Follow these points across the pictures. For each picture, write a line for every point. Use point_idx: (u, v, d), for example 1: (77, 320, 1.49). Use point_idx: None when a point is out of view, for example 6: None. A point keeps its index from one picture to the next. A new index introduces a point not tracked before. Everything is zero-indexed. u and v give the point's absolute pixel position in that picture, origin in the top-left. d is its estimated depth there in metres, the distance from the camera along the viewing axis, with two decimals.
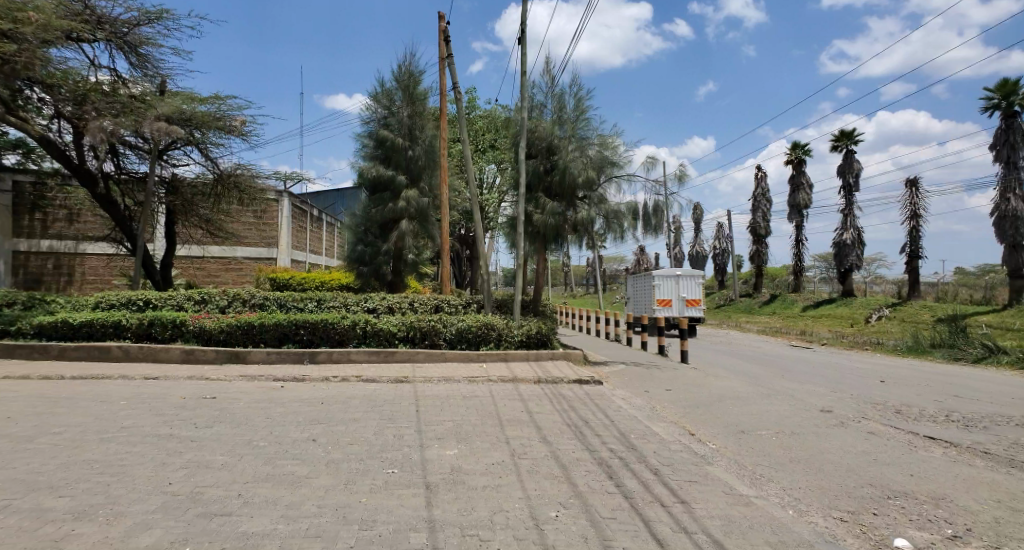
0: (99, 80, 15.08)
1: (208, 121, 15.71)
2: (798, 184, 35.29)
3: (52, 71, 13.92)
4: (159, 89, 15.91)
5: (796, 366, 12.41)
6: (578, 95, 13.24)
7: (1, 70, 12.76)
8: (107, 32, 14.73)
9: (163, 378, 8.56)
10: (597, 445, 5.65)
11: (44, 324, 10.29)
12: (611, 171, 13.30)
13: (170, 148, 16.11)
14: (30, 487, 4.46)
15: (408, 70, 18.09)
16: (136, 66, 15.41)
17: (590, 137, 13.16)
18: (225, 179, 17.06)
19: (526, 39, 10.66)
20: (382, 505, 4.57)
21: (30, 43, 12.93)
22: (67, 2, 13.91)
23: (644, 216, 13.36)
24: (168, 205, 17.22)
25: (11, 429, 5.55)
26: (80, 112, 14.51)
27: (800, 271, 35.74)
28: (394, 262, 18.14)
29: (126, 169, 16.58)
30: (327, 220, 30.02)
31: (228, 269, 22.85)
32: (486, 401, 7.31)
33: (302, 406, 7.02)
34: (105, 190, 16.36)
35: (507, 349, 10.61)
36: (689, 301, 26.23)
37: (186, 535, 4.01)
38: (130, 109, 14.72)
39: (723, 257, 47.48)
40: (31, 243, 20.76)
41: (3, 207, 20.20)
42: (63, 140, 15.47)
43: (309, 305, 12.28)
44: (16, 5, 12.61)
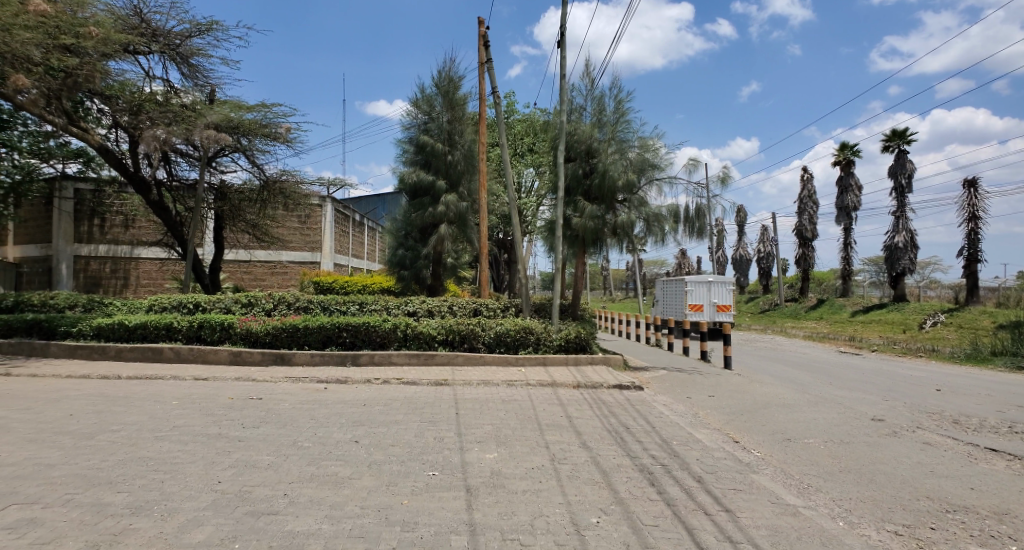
0: (154, 91, 15.66)
1: (255, 128, 16.04)
2: (846, 185, 34.29)
3: (110, 82, 14.54)
4: (209, 98, 16.32)
5: (847, 373, 12.02)
6: (618, 97, 13.17)
7: (65, 83, 13.47)
8: (161, 44, 15.26)
9: (212, 379, 8.83)
10: (638, 451, 5.58)
11: (102, 326, 10.76)
12: (652, 173, 13.12)
13: (219, 155, 16.57)
14: (91, 482, 4.65)
15: (448, 76, 18.30)
16: (188, 76, 15.91)
17: (630, 140, 13.06)
18: (270, 185, 17.49)
19: (566, 42, 10.61)
20: (423, 507, 4.61)
21: (90, 56, 13.53)
22: (125, 16, 14.56)
23: (687, 219, 13.11)
24: (216, 210, 17.81)
25: (73, 426, 5.80)
26: (136, 122, 15.17)
27: (848, 275, 34.64)
28: (433, 266, 18.38)
29: (179, 177, 17.12)
30: (369, 224, 30.53)
31: (273, 273, 23.40)
32: (525, 406, 7.30)
33: (345, 407, 7.14)
34: (157, 196, 16.95)
35: (546, 353, 10.57)
36: (720, 307, 25.75)
37: (236, 533, 4.11)
38: (183, 118, 15.18)
39: (768, 261, 46.49)
40: (91, 248, 21.63)
41: (65, 214, 21.15)
42: (120, 149, 16.12)
43: (351, 308, 12.47)
44: (78, 21, 13.21)
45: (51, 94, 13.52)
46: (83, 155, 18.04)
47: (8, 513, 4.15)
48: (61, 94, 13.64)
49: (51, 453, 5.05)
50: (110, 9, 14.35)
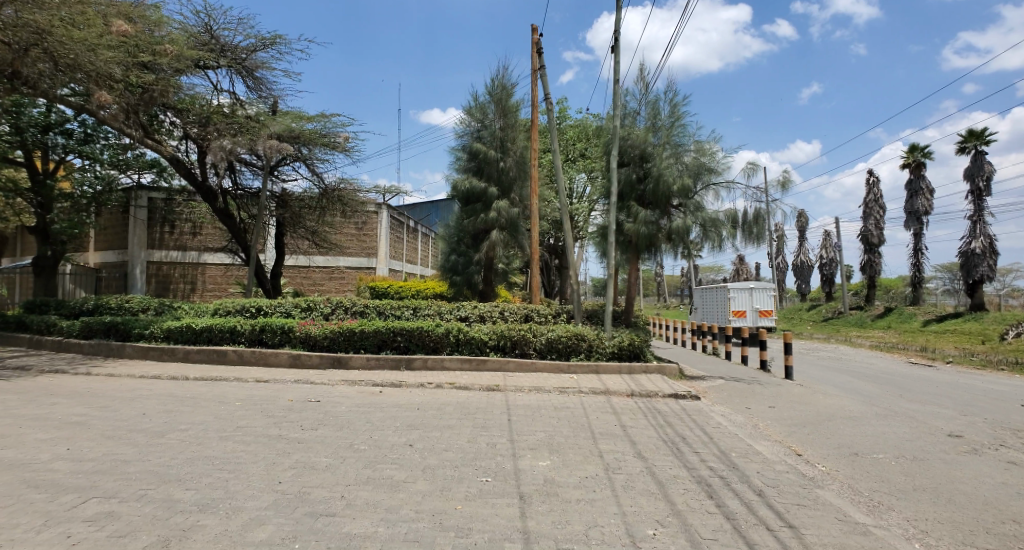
0: (221, 103, 16.31)
1: (315, 138, 16.51)
2: (916, 189, 32.87)
3: (182, 96, 15.32)
4: (271, 109, 16.92)
5: (920, 386, 11.44)
6: (674, 101, 13.01)
7: (142, 98, 14.49)
8: (229, 59, 15.93)
9: (272, 381, 9.12)
10: (696, 463, 5.43)
11: (172, 329, 11.27)
12: (709, 178, 12.89)
13: (281, 164, 17.16)
14: (161, 479, 4.85)
15: (501, 84, 18.50)
16: (253, 89, 16.59)
17: (686, 144, 12.94)
18: (330, 193, 18.03)
19: (619, 47, 10.55)
20: (477, 514, 4.61)
21: (165, 73, 14.60)
22: (197, 33, 15.43)
23: (744, 224, 12.80)
24: (278, 218, 18.39)
25: (146, 424, 6.07)
26: (204, 133, 15.90)
27: (919, 282, 33.09)
28: (485, 272, 18.55)
29: (243, 186, 17.77)
30: (422, 231, 31.01)
31: (332, 278, 24.02)
32: (578, 413, 7.22)
33: (399, 411, 7.24)
34: (223, 205, 17.69)
35: (599, 360, 10.40)
36: (762, 312, 25.10)
37: (297, 532, 4.21)
38: (247, 128, 15.97)
39: (831, 268, 44.94)
40: (163, 253, 22.61)
41: (140, 221, 22.20)
42: (189, 159, 16.90)
43: (406, 312, 12.69)
44: (154, 40, 14.16)
45: (130, 108, 14.43)
46: (156, 165, 18.83)
47: (89, 506, 4.38)
48: (138, 109, 14.53)
49: (126, 450, 5.29)
50: (183, 28, 15.16)
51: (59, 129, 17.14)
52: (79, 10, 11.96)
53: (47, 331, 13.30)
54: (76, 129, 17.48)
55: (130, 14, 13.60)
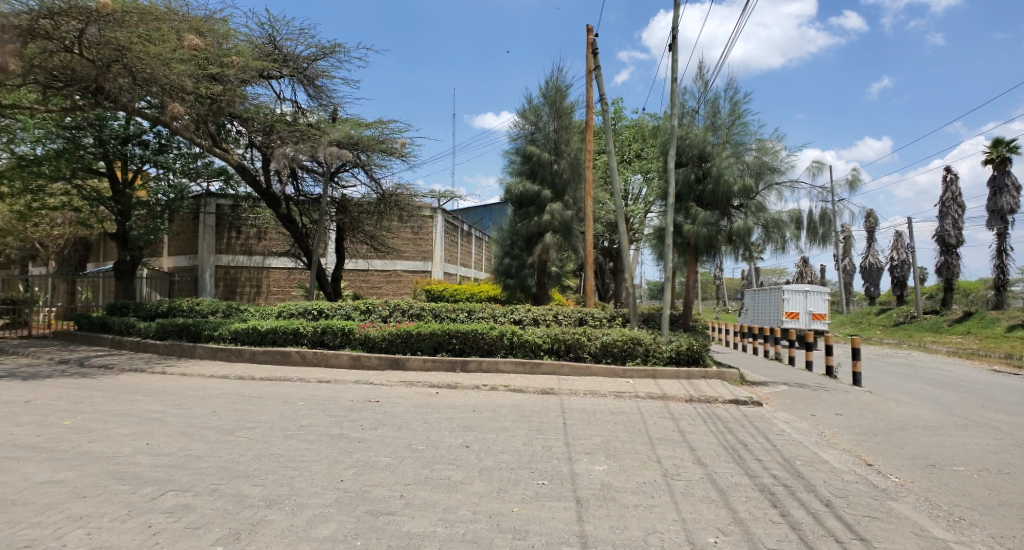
0: (284, 112, 16.88)
1: (373, 144, 16.84)
2: (1001, 187, 30.96)
3: (248, 106, 15.76)
4: (331, 117, 17.37)
5: (1006, 396, 10.73)
6: (734, 99, 12.74)
7: (211, 108, 15.08)
8: (292, 68, 16.37)
9: (333, 381, 9.39)
10: (758, 470, 5.28)
11: (238, 330, 11.78)
12: (771, 177, 12.53)
13: (340, 170, 17.64)
14: (232, 474, 5.06)
15: (556, 85, 18.49)
16: (314, 97, 17.07)
17: (747, 143, 12.64)
18: (387, 198, 18.43)
19: (678, 45, 10.35)
20: (534, 516, 4.61)
21: (232, 83, 15.08)
22: (261, 45, 15.90)
23: (809, 225, 12.42)
24: (338, 222, 18.86)
25: (216, 421, 6.35)
26: (268, 141, 16.44)
27: (1003, 285, 31.05)
28: (539, 275, 18.55)
29: (304, 192, 18.36)
30: (476, 234, 31.27)
31: (389, 281, 24.51)
32: (635, 418, 7.15)
33: (456, 412, 7.33)
34: (286, 210, 18.28)
35: (656, 365, 10.25)
36: (815, 315, 24.31)
37: (359, 530, 4.31)
38: (308, 136, 16.31)
39: (903, 270, 43.03)
40: (230, 258, 23.48)
41: (208, 227, 23.14)
42: (254, 167, 17.52)
43: (461, 315, 12.88)
44: (223, 52, 14.58)
45: (200, 119, 15.08)
46: (224, 173, 19.55)
47: (166, 498, 4.60)
48: (207, 119, 15.18)
49: (200, 446, 5.54)
50: (249, 39, 15.69)
51: (136, 141, 18.15)
52: (155, 27, 12.82)
53: (127, 332, 14.13)
54: (152, 140, 18.43)
55: (200, 28, 14.12)
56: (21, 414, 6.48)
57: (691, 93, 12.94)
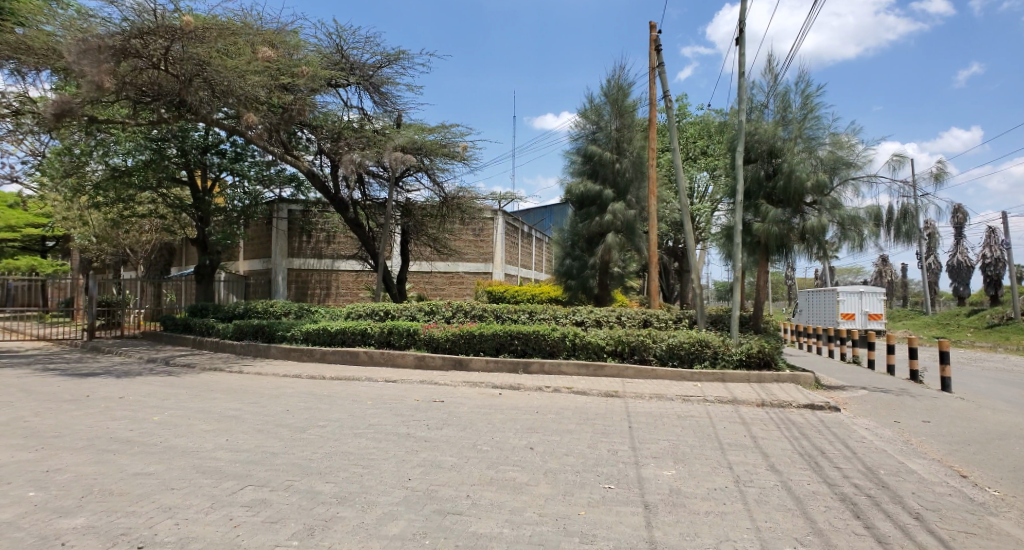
0: (351, 118, 17.43)
1: (436, 148, 17.16)
2: None
3: (317, 114, 16.41)
4: (396, 122, 17.83)
5: None
6: (807, 92, 12.29)
7: (283, 117, 15.63)
8: (358, 76, 16.82)
9: (399, 381, 9.62)
10: (838, 479, 5.03)
11: (309, 331, 12.28)
12: (847, 172, 11.98)
13: (404, 175, 18.02)
14: (305, 471, 5.22)
15: (617, 84, 18.35)
16: (379, 104, 17.51)
17: (820, 137, 12.14)
18: (450, 201, 18.71)
19: (745, 38, 10.07)
20: (601, 521, 4.54)
21: (303, 92, 15.54)
22: (329, 54, 16.27)
23: (890, 221, 11.79)
24: (403, 226, 19.36)
25: (290, 419, 6.59)
26: (336, 148, 17.03)
27: None
28: (601, 276, 18.45)
29: (371, 197, 18.89)
30: (537, 236, 31.28)
31: (452, 283, 24.86)
32: (704, 422, 6.98)
33: (520, 413, 7.34)
34: (354, 214, 18.85)
35: (725, 368, 9.91)
36: (871, 316, 24.12)
37: (426, 529, 4.35)
38: (375, 142, 16.84)
39: (997, 269, 40.40)
40: (302, 262, 24.24)
41: (281, 231, 23.99)
42: (324, 173, 18.12)
43: (522, 316, 12.91)
44: (294, 63, 14.98)
45: (272, 127, 15.61)
46: (295, 180, 20.10)
47: (245, 492, 4.79)
48: (279, 127, 15.71)
49: (275, 443, 5.74)
50: (317, 49, 16.10)
51: (215, 150, 18.93)
52: (232, 42, 13.48)
53: (207, 333, 14.92)
54: (229, 149, 19.11)
55: (273, 40, 14.57)
56: (118, 409, 6.93)
57: (761, 87, 12.60)
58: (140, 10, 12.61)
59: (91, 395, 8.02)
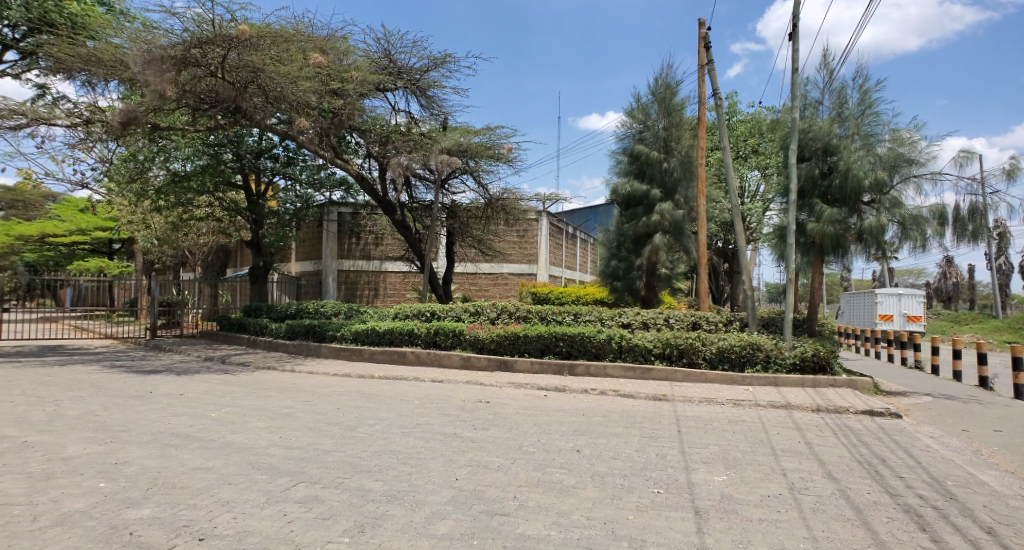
0: (398, 122, 17.70)
1: (481, 151, 17.26)
2: None
3: (366, 117, 16.70)
4: (442, 125, 18.04)
5: None
6: (865, 87, 11.88)
7: (333, 122, 15.96)
8: (405, 80, 17.04)
9: (445, 381, 9.72)
10: (901, 489, 4.84)
11: (358, 331, 12.57)
12: (909, 170, 11.50)
13: (450, 178, 18.19)
14: (355, 469, 5.31)
15: (665, 83, 18.12)
16: (426, 107, 17.74)
17: (880, 134, 11.73)
18: (494, 203, 18.80)
19: (799, 33, 9.80)
20: (650, 525, 4.47)
21: (352, 97, 15.82)
22: (377, 59, 16.52)
23: (956, 221, 11.28)
24: (448, 227, 19.55)
25: (340, 417, 6.74)
26: (384, 151, 17.32)
27: None
28: (648, 278, 18.26)
29: (418, 199, 19.15)
30: (581, 236, 31.14)
31: (497, 284, 24.92)
32: (755, 427, 6.82)
33: (566, 416, 7.31)
34: (401, 217, 19.13)
35: (778, 372, 9.63)
36: (911, 317, 23.49)
37: (474, 529, 4.35)
38: (421, 145, 17.06)
39: None
40: (351, 262, 24.75)
41: (331, 233, 24.57)
42: (372, 176, 18.43)
43: (567, 318, 12.83)
44: (343, 68, 15.21)
45: (323, 132, 15.95)
46: (344, 183, 20.51)
47: (298, 489, 4.89)
48: (330, 131, 16.04)
49: (326, 441, 5.87)
50: (366, 54, 16.31)
51: (268, 155, 19.48)
52: (285, 49, 13.85)
53: (260, 332, 15.41)
54: (281, 154, 19.63)
55: (323, 47, 14.78)
56: (179, 405, 7.21)
57: (815, 83, 12.24)
58: (200, 21, 13.11)
59: (154, 391, 8.39)
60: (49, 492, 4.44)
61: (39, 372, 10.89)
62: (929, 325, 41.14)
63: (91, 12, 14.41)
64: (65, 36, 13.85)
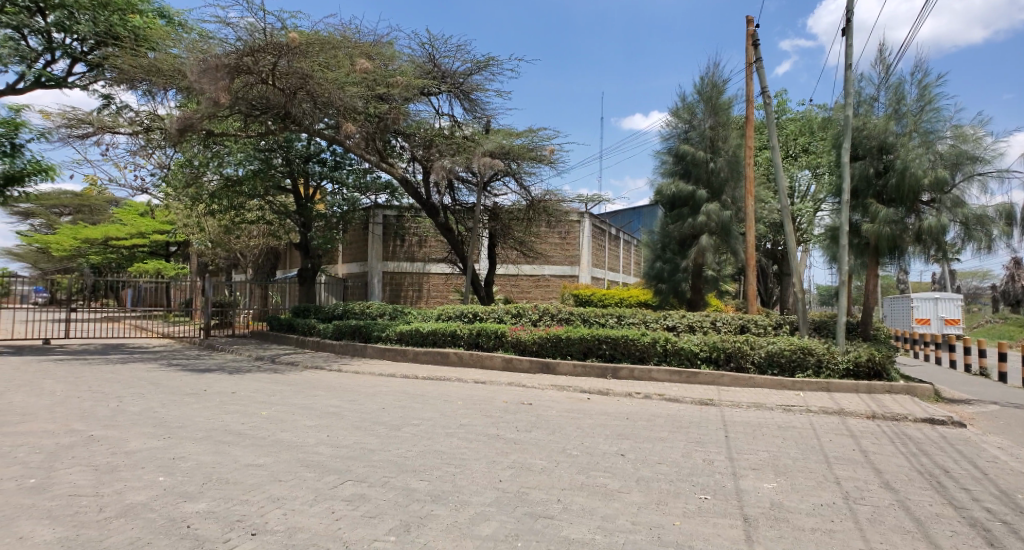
0: (442, 126, 17.90)
1: (523, 152, 17.29)
2: None
3: (411, 122, 16.95)
4: (484, 128, 18.17)
5: None
6: (925, 83, 11.44)
7: (379, 126, 16.26)
8: (449, 84, 17.23)
9: (487, 382, 9.78)
10: (965, 502, 4.63)
11: (402, 331, 12.79)
12: (972, 168, 11.02)
13: (493, 180, 18.32)
14: (401, 468, 5.38)
15: (711, 82, 17.84)
16: (469, 110, 17.89)
17: (940, 131, 11.27)
18: (536, 204, 18.80)
19: (851, 29, 9.53)
20: (697, 531, 4.38)
21: (397, 101, 16.07)
22: (422, 63, 16.71)
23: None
24: (490, 229, 19.64)
25: (386, 417, 6.85)
26: (428, 154, 17.56)
27: None
28: (693, 280, 18.01)
29: (461, 202, 19.36)
30: (624, 238, 30.83)
31: (538, 285, 24.83)
32: (806, 434, 6.63)
33: (611, 420, 7.25)
34: (444, 219, 19.35)
35: (830, 378, 9.38)
36: (948, 320, 22.93)
37: (518, 531, 4.35)
38: (464, 148, 17.22)
39: None
40: (395, 264, 25.09)
41: (376, 235, 24.97)
42: (416, 180, 18.67)
43: (611, 321, 12.74)
44: (388, 73, 15.43)
45: (369, 136, 16.23)
46: (390, 187, 20.85)
47: (345, 487, 4.98)
48: (376, 136, 16.32)
49: (372, 440, 5.97)
50: (411, 59, 16.51)
51: (316, 159, 19.99)
52: (332, 55, 14.15)
53: (308, 333, 15.80)
54: (329, 158, 20.11)
55: (370, 52, 15.13)
56: (231, 403, 7.44)
57: (870, 79, 11.87)
58: (252, 30, 13.50)
59: (209, 389, 8.70)
60: (113, 484, 4.63)
61: (104, 369, 11.43)
62: (997, 328, 38.99)
63: (152, 25, 15.09)
64: (128, 48, 14.52)
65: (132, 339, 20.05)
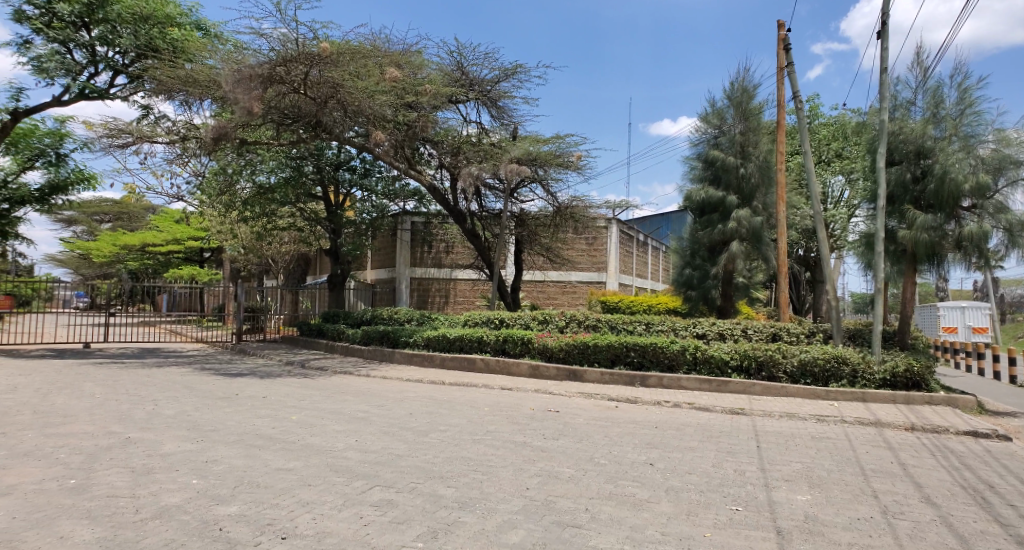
0: (470, 133, 18.04)
1: (550, 159, 17.12)
2: None
3: (439, 130, 17.20)
4: (512, 134, 18.25)
5: None
6: (965, 86, 11.17)
7: (408, 134, 16.46)
8: (477, 92, 17.34)
9: (514, 389, 9.77)
10: (1012, 519, 4.45)
11: (429, 337, 12.87)
12: (1016, 172, 10.70)
13: (519, 187, 18.38)
14: (428, 474, 5.39)
15: (741, 86, 17.65)
16: (497, 118, 18.00)
17: (982, 135, 11.02)
18: (562, 211, 18.76)
19: (888, 32, 9.36)
20: (729, 543, 4.29)
21: (426, 109, 16.24)
22: (450, 72, 16.89)
23: None
24: (517, 235, 19.67)
25: (414, 423, 6.90)
26: (455, 162, 17.68)
27: None
28: (723, 286, 17.78)
29: (487, 208, 19.41)
30: (652, 244, 30.60)
31: (565, 292, 24.74)
32: (842, 445, 6.48)
33: (640, 428, 7.18)
34: (471, 226, 19.43)
35: (866, 388, 9.17)
36: (976, 329, 22.36)
37: (546, 540, 4.30)
38: (492, 155, 17.31)
39: None
40: (422, 270, 25.25)
41: (404, 242, 25.19)
42: (443, 187, 18.81)
43: (638, 328, 12.65)
44: (417, 82, 15.60)
45: (398, 144, 16.44)
46: (417, 194, 21.04)
47: (374, 492, 5.00)
48: (404, 143, 16.52)
49: (399, 445, 6.00)
50: (440, 68, 16.72)
51: (346, 167, 20.32)
52: (362, 64, 14.35)
53: (337, 338, 16.00)
54: (358, 165, 20.44)
55: (399, 61, 15.31)
56: (262, 407, 7.56)
57: (906, 82, 11.64)
58: (285, 40, 13.78)
59: (241, 393, 8.85)
60: (149, 486, 4.72)
61: (141, 372, 11.71)
62: None
63: (189, 37, 15.49)
64: (167, 60, 14.93)
65: (166, 343, 20.53)
